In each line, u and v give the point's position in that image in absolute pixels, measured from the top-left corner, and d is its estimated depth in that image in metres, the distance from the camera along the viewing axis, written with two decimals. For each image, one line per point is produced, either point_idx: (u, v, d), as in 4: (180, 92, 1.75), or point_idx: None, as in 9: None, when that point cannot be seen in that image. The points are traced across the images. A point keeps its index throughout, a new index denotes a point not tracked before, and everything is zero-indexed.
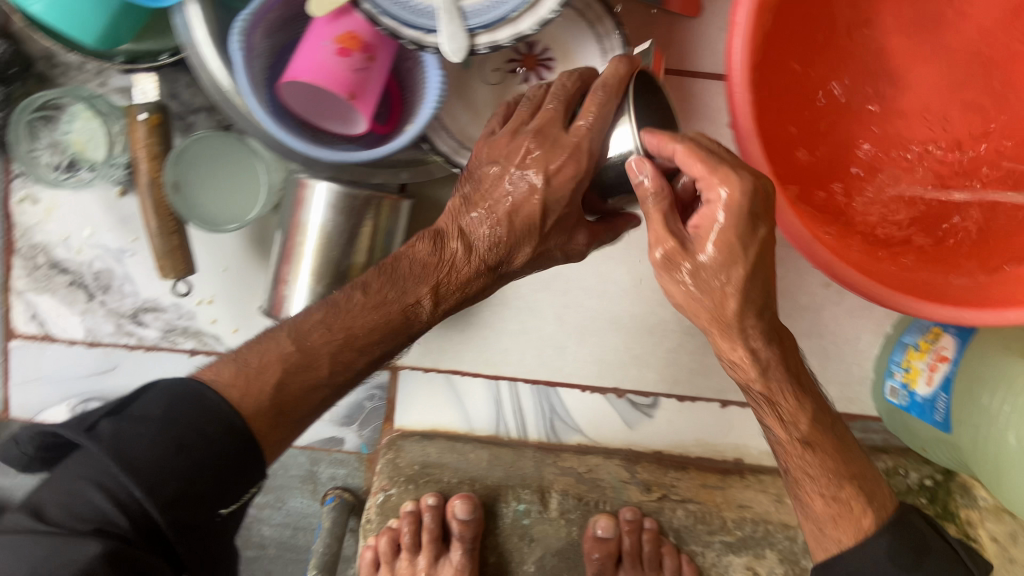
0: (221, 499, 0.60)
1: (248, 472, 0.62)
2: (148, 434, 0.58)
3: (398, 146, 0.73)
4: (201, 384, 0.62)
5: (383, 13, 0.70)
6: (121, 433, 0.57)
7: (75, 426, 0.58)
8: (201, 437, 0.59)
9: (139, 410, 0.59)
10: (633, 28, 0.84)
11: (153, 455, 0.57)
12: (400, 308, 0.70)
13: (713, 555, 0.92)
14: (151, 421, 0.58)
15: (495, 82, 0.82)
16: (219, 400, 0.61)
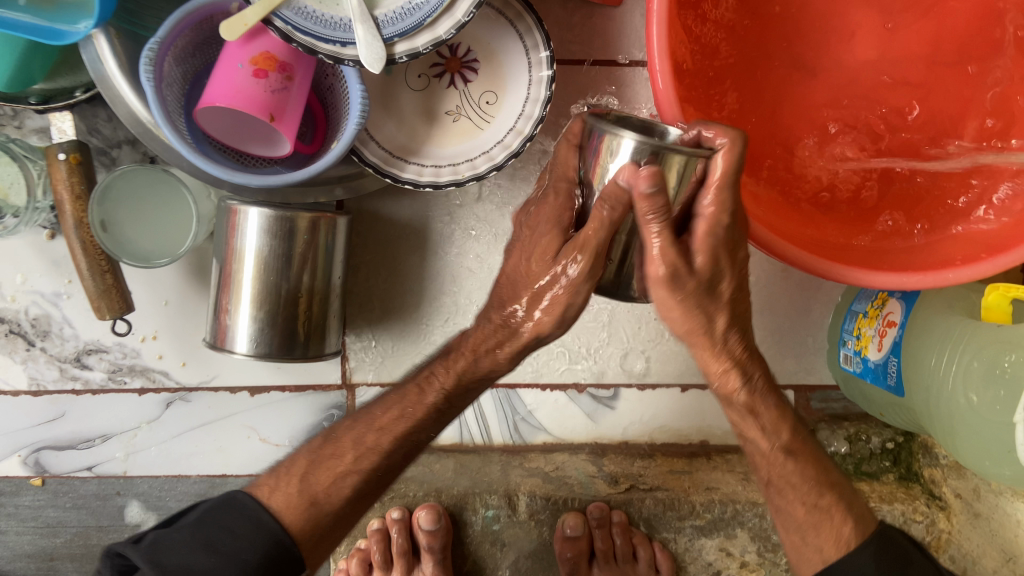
0: None
1: (287, 564, 0.68)
2: (183, 538, 0.66)
3: (326, 164, 0.71)
4: (234, 491, 0.70)
5: (297, 29, 0.68)
6: (162, 541, 0.66)
7: (128, 542, 0.67)
8: (233, 538, 0.66)
9: (181, 523, 0.68)
10: (553, 22, 0.84)
11: (189, 559, 0.65)
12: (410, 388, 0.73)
13: (686, 540, 0.89)
14: (186, 525, 0.67)
15: (419, 88, 0.81)
16: (247, 499, 0.69)
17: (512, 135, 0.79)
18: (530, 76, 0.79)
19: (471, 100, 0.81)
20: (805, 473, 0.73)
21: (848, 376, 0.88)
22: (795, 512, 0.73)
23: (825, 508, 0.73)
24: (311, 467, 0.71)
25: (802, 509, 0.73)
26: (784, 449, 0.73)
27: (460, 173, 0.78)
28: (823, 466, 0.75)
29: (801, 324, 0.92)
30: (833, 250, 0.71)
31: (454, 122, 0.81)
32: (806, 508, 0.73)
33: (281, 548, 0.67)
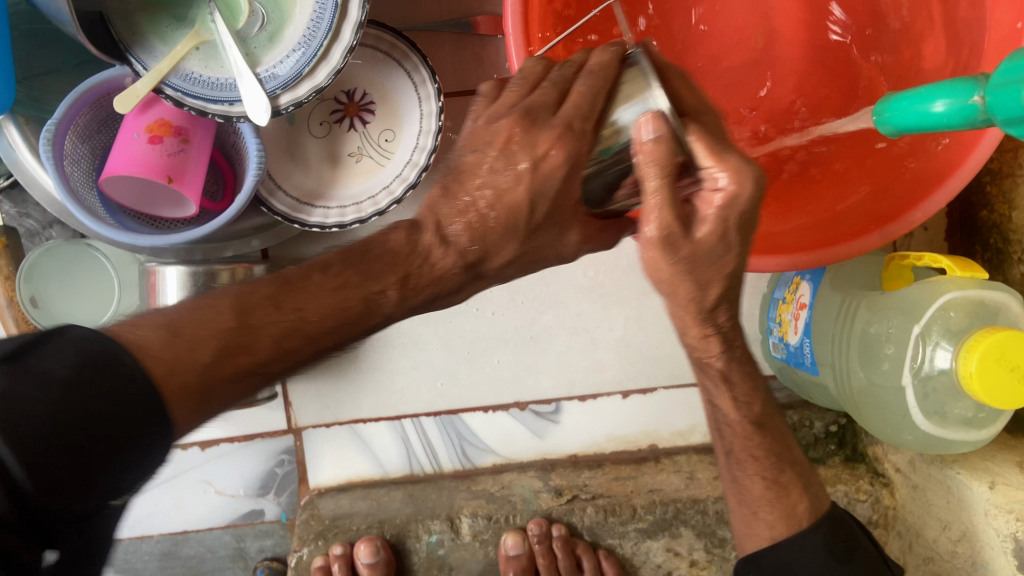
0: (122, 488, 0.44)
1: (149, 456, 0.45)
2: (47, 400, 0.40)
3: (227, 216, 0.75)
4: (119, 347, 0.44)
5: (186, 94, 0.73)
6: (12, 388, 0.40)
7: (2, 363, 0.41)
8: (100, 408, 0.42)
9: (40, 364, 0.41)
10: (446, 56, 0.88)
11: (40, 427, 0.40)
12: (365, 293, 0.54)
13: (631, 545, 0.91)
14: (54, 383, 0.41)
15: (322, 135, 0.85)
16: (136, 367, 0.44)
17: (409, 168, 0.82)
18: (421, 110, 0.83)
19: (371, 141, 0.85)
20: (768, 449, 0.69)
21: (782, 364, 0.88)
22: (753, 488, 0.69)
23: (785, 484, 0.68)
24: (213, 356, 0.48)
25: (759, 484, 0.68)
26: (753, 423, 0.68)
27: (364, 211, 0.82)
28: (788, 449, 0.70)
29: None
30: None
31: (358, 162, 0.84)
32: (765, 483, 0.68)
33: (152, 417, 0.44)
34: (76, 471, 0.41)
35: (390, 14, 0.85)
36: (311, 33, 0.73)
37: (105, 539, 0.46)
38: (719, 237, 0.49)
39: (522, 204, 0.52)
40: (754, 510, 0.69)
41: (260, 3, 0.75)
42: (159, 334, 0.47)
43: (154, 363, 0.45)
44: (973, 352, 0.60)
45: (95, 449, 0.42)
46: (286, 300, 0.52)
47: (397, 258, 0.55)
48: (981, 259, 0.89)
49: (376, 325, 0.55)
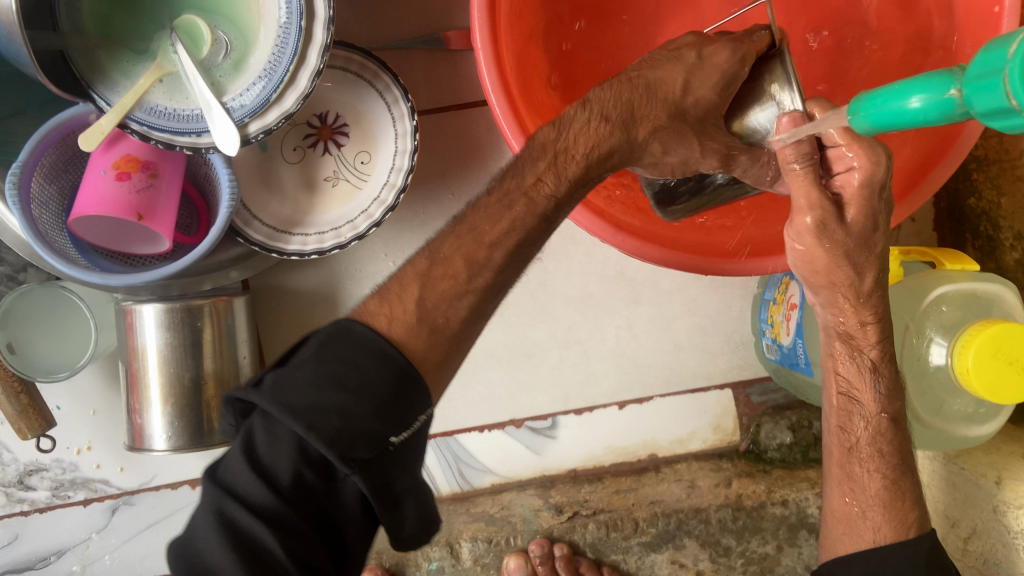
0: (394, 426, 0.50)
1: (417, 400, 0.52)
2: (309, 375, 0.49)
3: (202, 250, 0.73)
4: (346, 320, 0.53)
5: (152, 128, 0.71)
6: (282, 380, 0.49)
7: (240, 385, 0.50)
8: (361, 373, 0.50)
9: (295, 357, 0.51)
10: (419, 72, 0.86)
11: (317, 400, 0.48)
12: (526, 188, 0.57)
13: (635, 559, 0.90)
14: (307, 361, 0.50)
15: (296, 160, 0.83)
16: (366, 331, 0.52)
17: (387, 190, 0.81)
18: (395, 130, 0.81)
19: (346, 163, 0.83)
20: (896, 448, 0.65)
21: (776, 366, 0.87)
22: (867, 483, 0.66)
23: (901, 488, 0.66)
24: (422, 293, 0.55)
25: (877, 482, 0.65)
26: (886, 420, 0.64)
27: (343, 235, 0.80)
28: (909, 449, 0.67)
29: (725, 320, 0.91)
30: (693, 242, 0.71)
31: (334, 186, 0.83)
32: (881, 481, 0.65)
33: (405, 378, 0.51)
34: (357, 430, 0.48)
35: (358, 34, 0.84)
36: (276, 58, 0.72)
37: (410, 488, 0.52)
38: (868, 220, 0.56)
39: (673, 87, 0.58)
40: (864, 509, 0.66)
41: (223, 31, 0.74)
42: (374, 300, 0.56)
43: (377, 318, 0.54)
44: (967, 346, 0.59)
45: (365, 412, 0.48)
46: (464, 229, 0.57)
47: (546, 148, 0.58)
48: (971, 247, 0.88)
49: (543, 214, 0.58)
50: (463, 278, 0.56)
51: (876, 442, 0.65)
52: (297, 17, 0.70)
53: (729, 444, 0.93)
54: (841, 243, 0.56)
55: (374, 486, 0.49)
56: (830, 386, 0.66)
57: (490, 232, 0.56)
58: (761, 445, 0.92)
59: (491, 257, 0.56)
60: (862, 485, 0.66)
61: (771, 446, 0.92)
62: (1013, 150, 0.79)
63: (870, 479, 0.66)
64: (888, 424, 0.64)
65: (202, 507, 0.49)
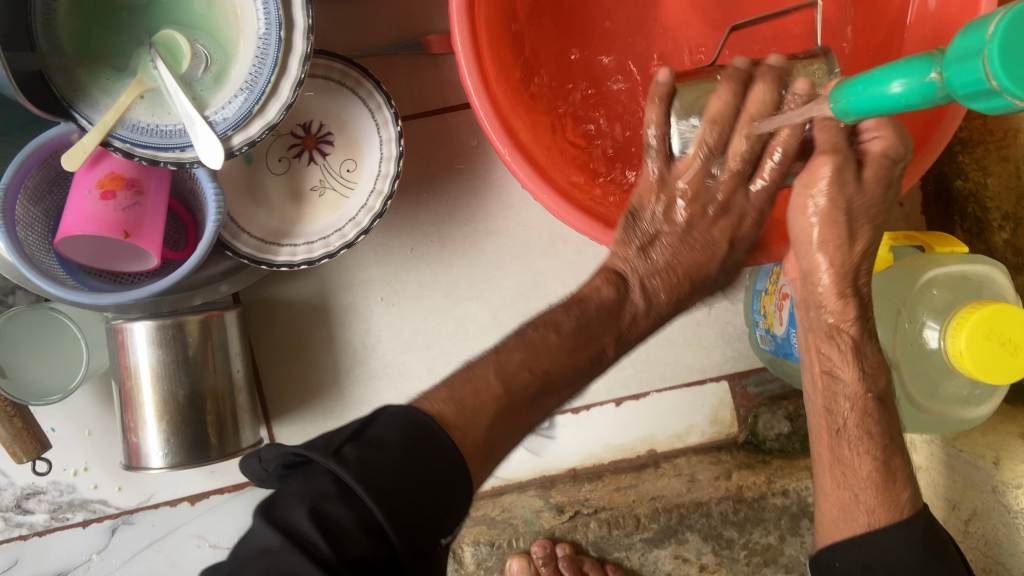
0: (444, 527, 0.51)
1: (463, 505, 0.52)
2: (392, 460, 0.49)
3: (190, 265, 0.73)
4: (430, 418, 0.53)
5: (135, 144, 0.71)
6: (367, 456, 0.49)
7: (319, 449, 0.49)
8: (434, 470, 0.50)
9: (376, 437, 0.51)
10: (401, 78, 0.86)
11: (397, 489, 0.48)
12: (592, 352, 0.65)
13: (639, 556, 0.90)
14: (392, 447, 0.50)
15: (281, 171, 0.83)
16: (448, 437, 0.53)
17: (374, 198, 0.80)
18: (380, 136, 0.81)
19: (332, 172, 0.83)
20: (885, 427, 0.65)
21: (771, 357, 0.87)
22: (860, 468, 0.65)
23: (892, 468, 0.65)
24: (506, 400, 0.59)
25: (867, 465, 0.65)
26: (874, 399, 0.63)
27: (332, 244, 0.80)
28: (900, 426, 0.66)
29: (718, 313, 0.91)
30: None
31: (321, 196, 0.83)
32: (872, 464, 0.65)
33: (463, 481, 0.52)
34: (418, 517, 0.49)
35: (339, 42, 0.84)
36: (256, 69, 0.72)
37: None
38: (883, 191, 0.58)
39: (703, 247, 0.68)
40: (856, 493, 0.65)
41: (202, 45, 0.74)
42: (450, 408, 0.56)
43: (454, 430, 0.54)
44: (959, 329, 0.59)
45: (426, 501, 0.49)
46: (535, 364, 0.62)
47: (610, 316, 0.67)
48: (959, 230, 0.88)
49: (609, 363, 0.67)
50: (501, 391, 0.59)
51: (863, 424, 0.65)
52: (276, 29, 0.70)
53: (727, 437, 0.93)
54: (850, 198, 0.58)
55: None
56: (813, 366, 0.65)
57: (548, 364, 0.62)
58: (759, 436, 0.93)
59: (532, 377, 0.61)
60: (852, 469, 0.66)
61: (770, 436, 0.92)
62: (996, 131, 0.79)
63: (859, 460, 0.65)
64: (874, 404, 0.64)
65: (252, 552, 0.46)
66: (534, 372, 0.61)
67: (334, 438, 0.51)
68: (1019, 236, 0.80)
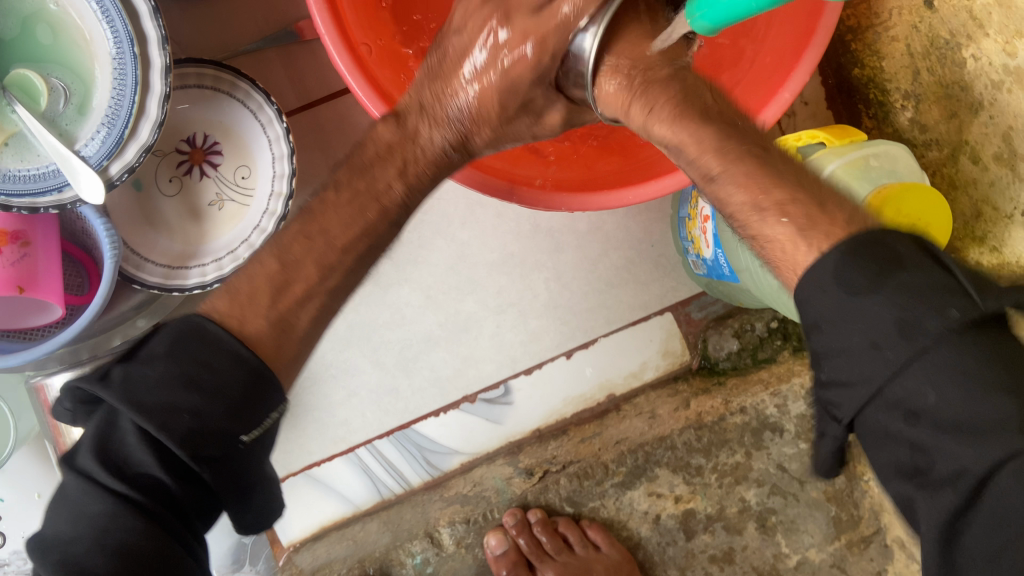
0: (247, 427, 0.54)
1: (270, 398, 0.56)
2: (160, 373, 0.53)
3: (95, 307, 0.70)
4: (202, 318, 0.56)
5: (11, 195, 0.67)
6: (133, 375, 0.53)
7: (92, 377, 0.54)
8: (216, 373, 0.54)
9: (148, 352, 0.54)
10: (280, 73, 0.83)
11: (167, 401, 0.52)
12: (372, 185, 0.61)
13: (613, 501, 0.90)
14: (158, 359, 0.54)
15: (174, 192, 0.80)
16: (221, 331, 0.56)
17: (274, 200, 0.78)
18: (267, 136, 0.78)
19: (227, 182, 0.80)
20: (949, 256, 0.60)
21: (707, 281, 0.87)
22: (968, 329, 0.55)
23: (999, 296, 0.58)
24: (274, 295, 0.59)
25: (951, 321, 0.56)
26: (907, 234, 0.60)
27: (241, 256, 0.78)
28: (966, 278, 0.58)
29: (647, 247, 0.90)
30: (576, 184, 0.71)
31: (221, 209, 0.80)
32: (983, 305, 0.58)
33: (261, 380, 0.55)
34: (221, 426, 0.53)
35: (207, 48, 0.79)
36: (117, 93, 0.67)
37: (258, 479, 0.59)
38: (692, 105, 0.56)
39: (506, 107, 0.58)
40: None
41: (57, 77, 0.69)
42: (225, 300, 0.59)
43: (228, 320, 0.57)
44: None
45: (233, 410, 0.53)
46: (314, 228, 0.60)
47: (393, 151, 0.61)
48: (866, 119, 0.88)
49: (396, 216, 0.62)
50: (315, 279, 0.60)
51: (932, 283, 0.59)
52: (128, 44, 0.66)
53: (682, 366, 0.92)
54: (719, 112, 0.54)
55: (220, 479, 0.54)
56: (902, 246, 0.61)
57: (339, 236, 0.60)
58: (712, 359, 0.91)
59: (342, 259, 0.61)
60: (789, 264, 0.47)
61: (721, 357, 0.91)
62: (882, 13, 0.79)
63: None
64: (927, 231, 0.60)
65: (66, 489, 0.53)
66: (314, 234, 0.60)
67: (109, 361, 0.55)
68: (921, 112, 0.80)
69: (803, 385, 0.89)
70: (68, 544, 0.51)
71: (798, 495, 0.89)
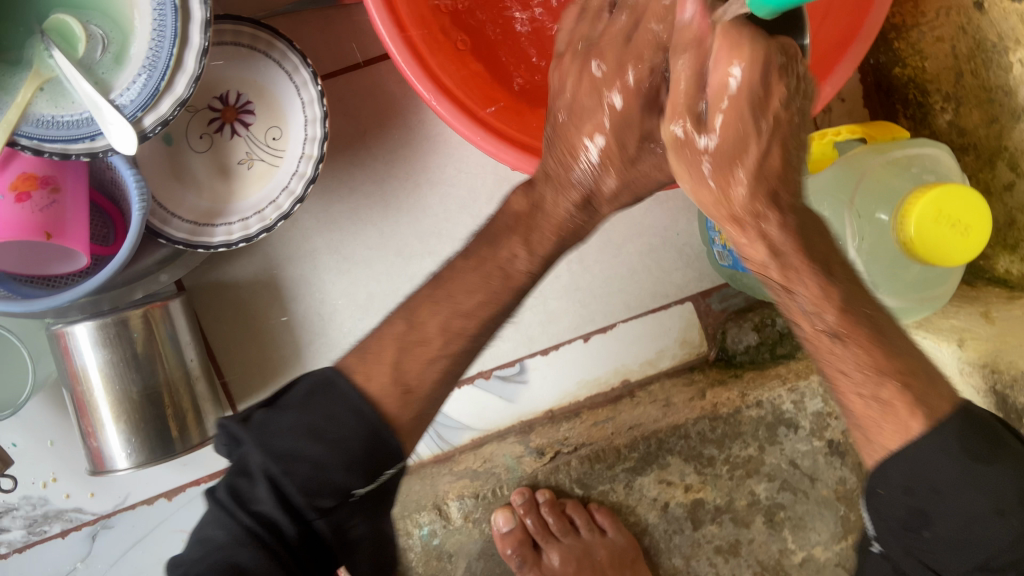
0: (361, 480, 0.53)
1: (389, 456, 0.54)
2: (292, 423, 0.52)
3: (120, 259, 0.69)
4: (331, 371, 0.54)
5: (43, 140, 0.67)
6: (269, 424, 0.52)
7: (231, 419, 0.53)
8: (338, 427, 0.52)
9: (285, 400, 0.54)
10: (315, 36, 0.82)
11: (295, 449, 0.51)
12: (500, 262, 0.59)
13: (623, 486, 0.90)
14: (295, 408, 0.53)
15: (204, 148, 0.80)
16: (350, 390, 0.54)
17: (304, 163, 0.78)
18: (301, 98, 0.77)
19: (258, 142, 0.80)
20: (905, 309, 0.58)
21: (731, 272, 0.86)
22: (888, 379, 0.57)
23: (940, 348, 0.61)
24: (400, 356, 0.56)
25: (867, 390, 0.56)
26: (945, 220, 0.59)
27: (268, 217, 0.78)
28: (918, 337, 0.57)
29: (672, 237, 0.89)
30: None
31: (250, 168, 0.80)
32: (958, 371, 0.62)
33: (373, 434, 0.53)
34: (336, 479, 0.52)
35: (244, 4, 0.78)
36: (156, 44, 0.67)
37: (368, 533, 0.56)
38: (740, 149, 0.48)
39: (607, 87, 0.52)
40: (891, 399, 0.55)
41: (97, 26, 0.69)
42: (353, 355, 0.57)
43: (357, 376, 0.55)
44: (905, 216, 0.60)
45: (352, 463, 0.52)
46: (441, 293, 0.58)
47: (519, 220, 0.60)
48: (903, 118, 0.87)
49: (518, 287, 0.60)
50: (436, 344, 0.57)
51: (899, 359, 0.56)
52: None
53: (698, 356, 0.92)
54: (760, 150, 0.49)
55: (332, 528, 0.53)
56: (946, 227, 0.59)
57: (464, 303, 0.58)
58: (729, 351, 0.92)
59: (465, 325, 0.58)
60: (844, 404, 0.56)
61: (739, 350, 0.92)
62: (928, 11, 0.78)
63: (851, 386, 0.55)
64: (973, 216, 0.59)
65: (201, 518, 0.54)
66: (438, 302, 0.58)
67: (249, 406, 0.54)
68: (961, 115, 0.79)
69: (820, 383, 0.89)
70: (198, 562, 0.52)
71: (809, 492, 0.90)
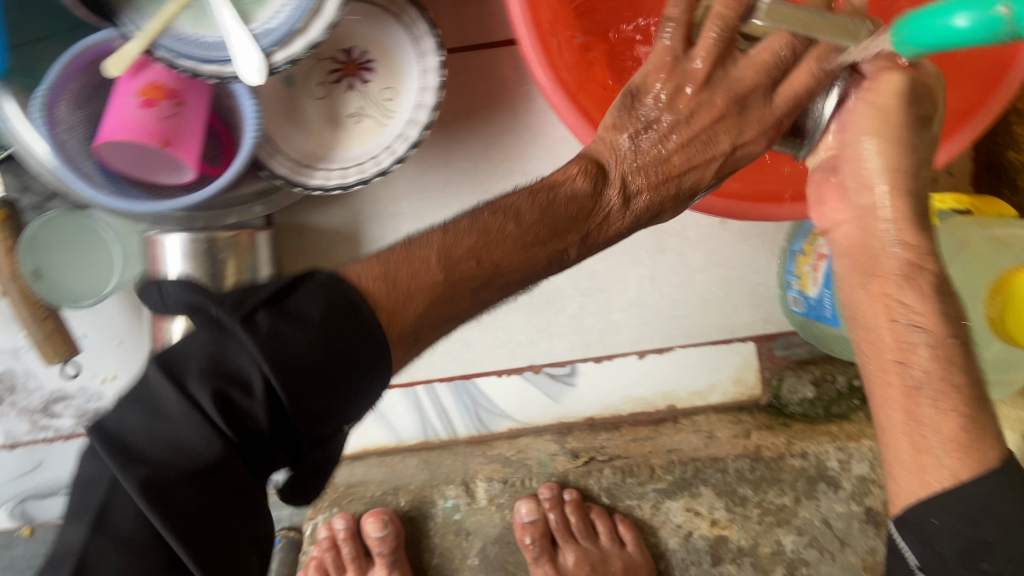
0: (348, 403, 0.46)
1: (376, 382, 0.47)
2: (304, 337, 0.43)
3: (224, 181, 0.72)
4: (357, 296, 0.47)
5: (179, 55, 0.70)
6: (280, 331, 0.43)
7: (228, 311, 0.43)
8: (342, 345, 0.45)
9: (296, 307, 0.45)
10: (445, 12, 0.85)
11: (298, 366, 0.43)
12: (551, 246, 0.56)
13: (650, 506, 0.90)
14: (310, 324, 0.44)
15: (321, 96, 0.83)
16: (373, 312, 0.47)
17: (411, 128, 0.80)
18: (421, 67, 0.79)
19: (371, 100, 0.83)
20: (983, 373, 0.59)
21: (802, 320, 0.85)
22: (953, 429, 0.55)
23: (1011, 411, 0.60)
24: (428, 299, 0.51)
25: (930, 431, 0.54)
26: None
27: (366, 170, 0.80)
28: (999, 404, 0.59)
29: (749, 275, 0.88)
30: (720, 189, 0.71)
31: (359, 123, 0.83)
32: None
33: (380, 359, 0.47)
34: (332, 402, 0.45)
35: None
36: None
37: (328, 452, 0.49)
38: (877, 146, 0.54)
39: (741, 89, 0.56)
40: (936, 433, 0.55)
41: None
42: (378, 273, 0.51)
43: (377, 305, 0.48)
44: (999, 292, 0.59)
45: (345, 387, 0.45)
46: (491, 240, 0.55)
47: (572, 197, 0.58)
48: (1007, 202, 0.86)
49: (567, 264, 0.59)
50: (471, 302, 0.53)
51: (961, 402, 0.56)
52: None
53: (749, 398, 0.92)
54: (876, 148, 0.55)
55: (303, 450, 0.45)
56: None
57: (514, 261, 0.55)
58: (783, 400, 0.91)
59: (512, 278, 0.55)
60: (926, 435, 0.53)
61: (793, 400, 0.91)
62: None
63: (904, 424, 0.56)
64: None
65: (149, 404, 0.43)
66: (481, 262, 0.53)
67: (251, 297, 0.45)
68: None
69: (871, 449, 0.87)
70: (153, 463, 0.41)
71: (837, 555, 0.88)
